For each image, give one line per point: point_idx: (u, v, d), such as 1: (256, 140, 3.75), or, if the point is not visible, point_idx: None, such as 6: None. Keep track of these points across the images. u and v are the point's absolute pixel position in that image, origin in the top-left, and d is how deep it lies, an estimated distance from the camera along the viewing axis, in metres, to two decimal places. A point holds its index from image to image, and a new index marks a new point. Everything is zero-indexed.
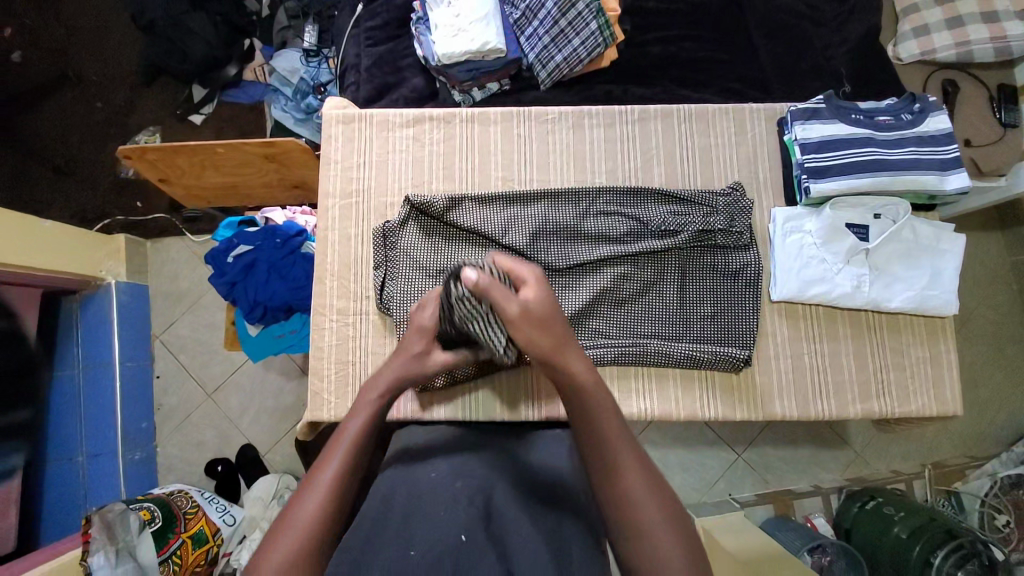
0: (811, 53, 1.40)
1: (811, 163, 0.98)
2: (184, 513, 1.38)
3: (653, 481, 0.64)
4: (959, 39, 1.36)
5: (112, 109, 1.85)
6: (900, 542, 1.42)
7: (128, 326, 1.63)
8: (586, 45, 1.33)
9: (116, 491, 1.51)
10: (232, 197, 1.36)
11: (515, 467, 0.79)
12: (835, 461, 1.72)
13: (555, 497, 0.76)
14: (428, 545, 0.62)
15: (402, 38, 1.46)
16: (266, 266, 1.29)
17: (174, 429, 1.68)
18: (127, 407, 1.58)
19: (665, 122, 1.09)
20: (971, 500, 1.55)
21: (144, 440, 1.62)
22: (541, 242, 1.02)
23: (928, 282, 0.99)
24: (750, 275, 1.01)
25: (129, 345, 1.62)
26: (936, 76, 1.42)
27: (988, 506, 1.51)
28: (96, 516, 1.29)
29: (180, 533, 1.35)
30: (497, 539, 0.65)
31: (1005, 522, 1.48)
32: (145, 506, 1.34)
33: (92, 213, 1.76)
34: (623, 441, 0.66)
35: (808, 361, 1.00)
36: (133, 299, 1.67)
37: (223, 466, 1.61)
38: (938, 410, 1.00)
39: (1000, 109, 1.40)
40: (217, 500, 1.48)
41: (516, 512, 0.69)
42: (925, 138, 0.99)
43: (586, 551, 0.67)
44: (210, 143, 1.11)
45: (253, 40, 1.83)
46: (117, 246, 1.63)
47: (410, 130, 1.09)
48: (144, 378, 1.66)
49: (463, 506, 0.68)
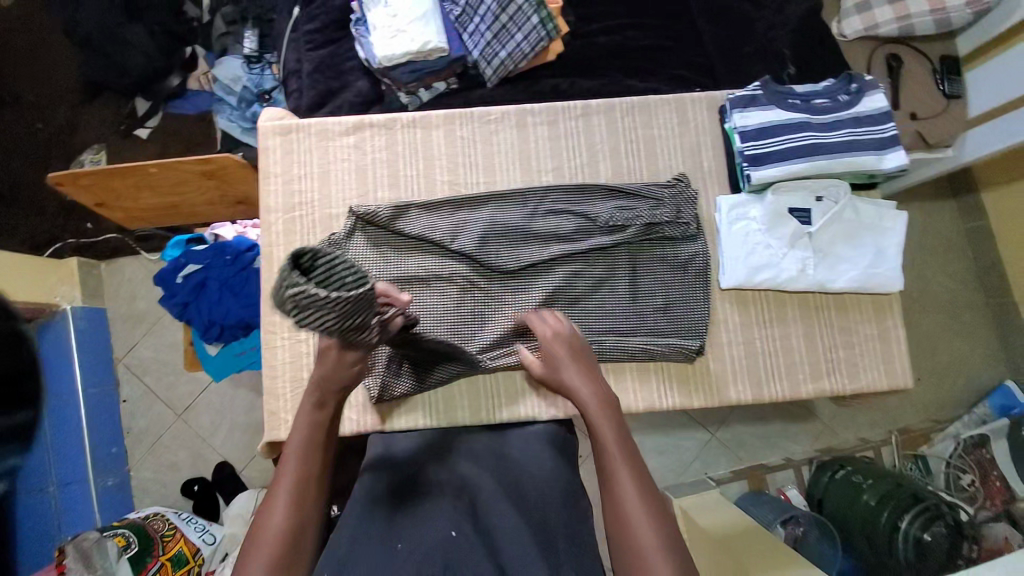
0: (754, 36, 1.41)
1: (750, 150, 0.99)
2: (161, 535, 1.37)
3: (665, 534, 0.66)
4: (899, 14, 1.37)
5: (54, 129, 1.77)
6: (869, 510, 1.46)
7: (88, 351, 1.59)
8: (529, 40, 1.32)
9: (91, 520, 1.49)
10: (177, 217, 1.32)
11: (500, 463, 0.86)
12: (806, 433, 1.75)
13: (515, 504, 0.78)
14: (418, 539, 0.70)
15: (343, 40, 1.42)
16: (218, 284, 1.26)
17: (146, 452, 1.65)
18: (94, 433, 1.55)
19: (608, 116, 1.08)
20: (938, 462, 1.66)
21: (116, 466, 1.60)
22: (491, 245, 1.01)
23: (872, 261, 1.01)
24: (699, 265, 1.02)
25: (91, 371, 1.58)
26: (882, 50, 1.41)
27: (954, 467, 1.62)
28: (70, 546, 1.23)
29: (159, 556, 1.34)
30: (484, 532, 0.73)
31: (970, 482, 1.59)
32: (119, 532, 1.32)
33: (41, 238, 1.69)
34: (636, 489, 0.69)
35: (760, 346, 1.02)
36: (91, 324, 1.62)
37: (199, 485, 1.58)
38: (889, 384, 1.02)
39: (943, 81, 1.40)
40: (196, 520, 1.46)
41: (503, 506, 0.77)
42: (861, 119, 1.01)
43: (568, 543, 0.76)
44: (143, 165, 1.08)
45: (195, 47, 1.78)
46: (71, 269, 1.61)
47: (352, 138, 1.07)
48: (110, 404, 1.62)
49: (452, 503, 0.76)
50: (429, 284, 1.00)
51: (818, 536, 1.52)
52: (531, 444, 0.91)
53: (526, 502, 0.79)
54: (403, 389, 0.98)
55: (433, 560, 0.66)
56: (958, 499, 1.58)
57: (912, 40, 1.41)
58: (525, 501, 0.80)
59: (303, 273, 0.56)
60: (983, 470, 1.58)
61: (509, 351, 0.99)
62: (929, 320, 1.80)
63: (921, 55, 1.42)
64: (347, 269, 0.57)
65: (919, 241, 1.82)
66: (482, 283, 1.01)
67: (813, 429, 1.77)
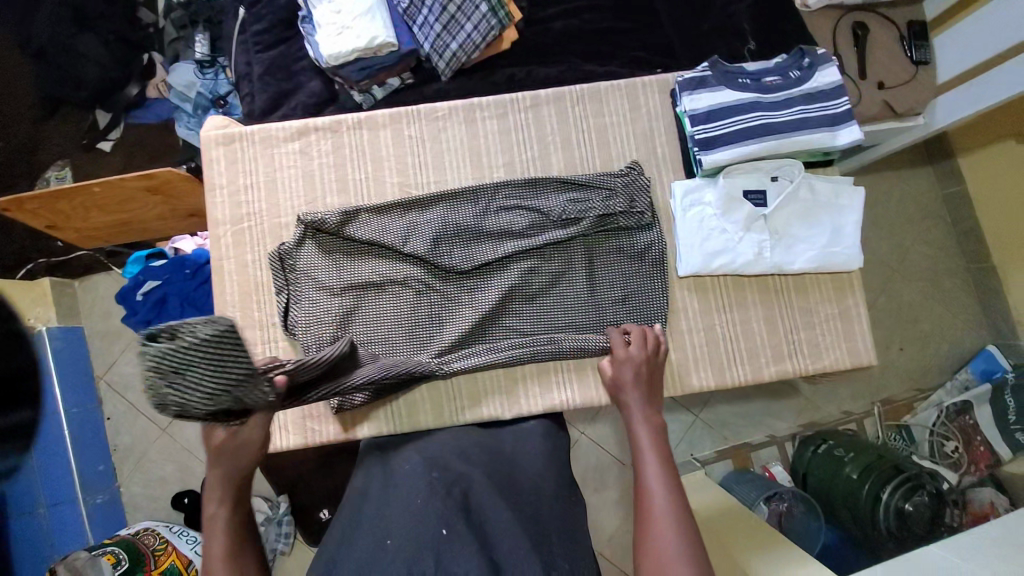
0: (712, 13, 1.38)
1: (700, 134, 0.98)
2: (153, 551, 1.37)
3: (685, 529, 0.70)
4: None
5: (14, 146, 1.67)
6: (852, 484, 1.41)
7: (69, 368, 1.55)
8: (479, 29, 1.28)
9: (82, 539, 1.46)
10: (134, 233, 1.32)
11: (490, 462, 0.85)
12: (788, 408, 1.71)
13: (502, 500, 0.75)
14: (406, 535, 0.70)
15: (293, 40, 1.38)
16: (178, 299, 1.25)
17: (134, 469, 1.62)
18: (81, 451, 1.51)
19: (558, 105, 1.06)
20: (922, 431, 1.60)
21: (105, 484, 1.56)
22: (444, 246, 0.99)
23: (830, 240, 1.01)
24: (655, 254, 1.01)
25: (71, 389, 1.53)
26: (847, 17, 1.30)
27: (937, 434, 1.56)
28: (61, 566, 1.22)
29: (151, 570, 1.33)
30: (476, 526, 0.71)
31: (954, 448, 1.54)
32: (110, 549, 1.31)
33: (11, 260, 1.62)
34: (663, 484, 0.75)
35: (721, 332, 1.01)
36: (68, 342, 1.57)
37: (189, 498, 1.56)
38: (851, 362, 1.02)
39: (910, 47, 1.29)
40: (187, 531, 1.47)
41: (495, 502, 0.75)
42: (813, 95, 0.99)
43: (561, 535, 0.76)
44: (87, 185, 1.07)
45: (153, 53, 1.73)
46: (43, 288, 1.56)
47: (297, 144, 1.05)
48: (95, 422, 1.59)
49: (441, 499, 0.74)
50: (385, 290, 0.99)
51: (804, 509, 1.45)
52: (529, 447, 0.91)
53: (518, 497, 0.78)
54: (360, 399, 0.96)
55: (422, 559, 0.66)
56: (943, 467, 1.53)
57: (878, 6, 1.30)
58: (517, 495, 0.78)
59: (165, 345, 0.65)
60: (966, 436, 1.54)
61: (469, 351, 0.98)
62: (914, 290, 1.73)
63: (887, 22, 1.31)
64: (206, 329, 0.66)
65: (899, 210, 1.75)
66: (437, 285, 1.00)
67: (795, 403, 1.72)
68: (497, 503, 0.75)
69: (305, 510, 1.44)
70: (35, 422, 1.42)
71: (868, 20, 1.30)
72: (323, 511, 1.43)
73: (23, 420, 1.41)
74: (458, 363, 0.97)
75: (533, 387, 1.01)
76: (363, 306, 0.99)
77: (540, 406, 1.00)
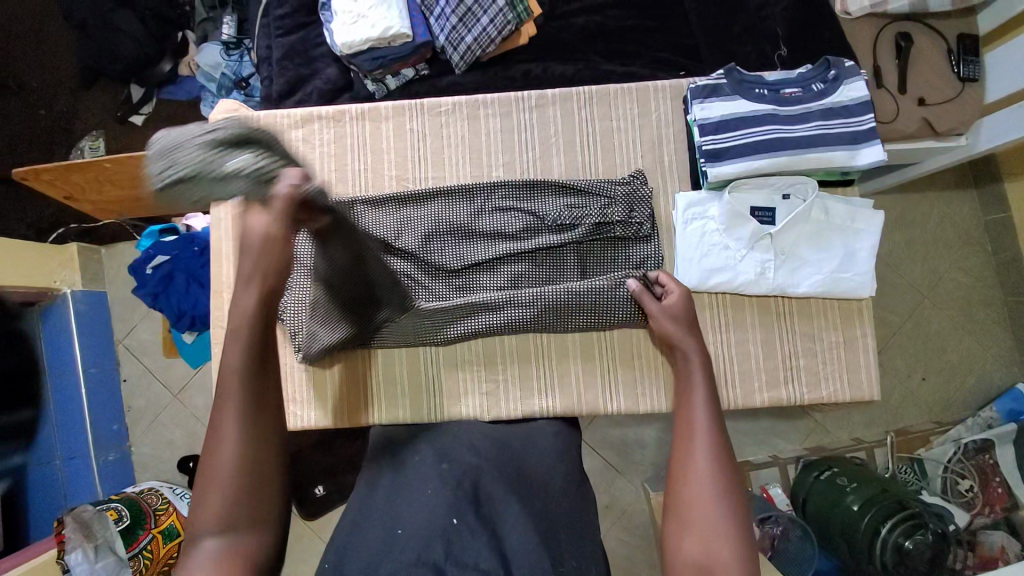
0: (745, 15, 1.29)
1: (709, 145, 0.94)
2: (155, 510, 1.35)
3: (722, 451, 0.65)
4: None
5: (56, 116, 1.73)
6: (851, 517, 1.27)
7: (91, 332, 1.55)
8: (495, 23, 1.25)
9: (93, 492, 1.46)
10: (145, 210, 1.40)
11: (503, 457, 0.84)
12: (796, 429, 1.59)
13: (507, 496, 0.75)
14: (417, 525, 0.70)
15: (314, 25, 1.36)
16: (185, 277, 1.29)
17: (146, 430, 1.61)
18: (95, 411, 1.51)
19: (564, 107, 1.04)
20: (936, 467, 1.45)
21: (118, 442, 1.57)
22: (435, 243, 0.99)
23: (840, 265, 0.95)
24: (651, 268, 0.98)
25: (93, 350, 1.55)
26: (890, 28, 1.21)
27: (952, 472, 1.42)
28: (69, 516, 1.27)
29: (151, 529, 1.32)
30: (487, 520, 0.72)
31: (969, 487, 1.40)
32: (114, 505, 1.32)
33: (46, 223, 1.65)
34: (707, 403, 0.70)
35: (715, 353, 0.97)
36: (92, 307, 1.58)
37: (195, 461, 1.54)
38: (851, 395, 0.98)
39: (959, 61, 1.19)
40: (189, 495, 1.45)
41: (505, 495, 0.76)
42: (834, 110, 0.94)
43: (569, 531, 0.77)
44: (101, 160, 1.16)
45: (186, 32, 1.69)
46: (70, 254, 1.54)
47: (301, 132, 1.06)
48: (110, 383, 1.58)
49: (452, 489, 0.75)
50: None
51: (800, 536, 1.35)
52: (537, 445, 0.90)
53: (532, 492, 0.79)
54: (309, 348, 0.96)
55: (433, 546, 0.66)
56: (954, 506, 1.40)
57: (926, 17, 1.19)
58: (530, 491, 0.79)
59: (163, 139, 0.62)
60: (984, 476, 1.41)
61: (459, 332, 0.98)
62: (944, 318, 1.61)
63: (936, 36, 1.21)
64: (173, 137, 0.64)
65: (938, 234, 1.62)
66: (425, 280, 0.99)
67: (805, 425, 1.60)
68: (505, 499, 0.75)
69: (301, 485, 1.44)
70: (32, 424, 1.45)
71: (914, 32, 1.20)
72: (318, 488, 1.44)
73: (23, 419, 1.43)
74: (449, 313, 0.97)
75: (515, 391, 1.00)
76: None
77: (519, 410, 0.99)
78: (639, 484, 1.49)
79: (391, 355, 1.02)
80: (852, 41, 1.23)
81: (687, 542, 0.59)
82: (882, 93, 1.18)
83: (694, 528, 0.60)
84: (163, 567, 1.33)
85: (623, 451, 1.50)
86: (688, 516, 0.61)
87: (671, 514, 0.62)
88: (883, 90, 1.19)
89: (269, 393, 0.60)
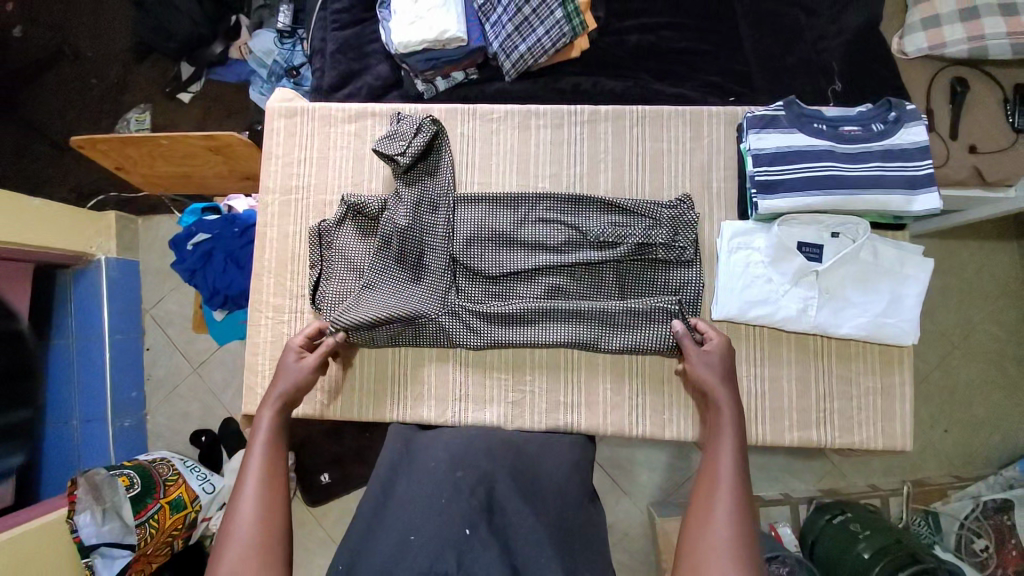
0: (801, 47, 1.27)
1: (761, 176, 0.94)
2: (164, 480, 1.35)
3: (741, 511, 0.72)
4: (973, 33, 1.13)
5: (107, 86, 1.78)
6: (861, 563, 1.23)
7: (120, 301, 1.58)
8: (551, 35, 1.25)
9: (106, 456, 1.48)
10: (190, 187, 1.44)
11: (517, 467, 0.84)
12: (810, 468, 1.55)
13: (520, 510, 0.75)
14: (430, 532, 0.69)
15: (370, 21, 1.38)
16: (223, 256, 1.31)
17: (163, 401, 1.64)
18: (116, 378, 1.54)
19: (616, 124, 1.04)
20: (952, 521, 1.41)
21: (134, 409, 1.59)
22: (475, 248, 1.00)
23: (885, 309, 0.93)
24: (690, 293, 0.98)
25: (118, 318, 1.57)
26: (946, 73, 1.19)
27: (967, 529, 1.37)
28: (82, 478, 1.27)
29: (159, 499, 1.31)
30: (498, 531, 0.71)
31: (985, 547, 1.34)
32: (126, 472, 1.30)
33: (87, 189, 1.69)
34: (733, 467, 0.77)
35: (746, 386, 0.97)
36: (123, 276, 1.61)
37: (207, 437, 1.56)
38: (882, 444, 0.96)
39: (1013, 112, 1.16)
40: (198, 468, 1.44)
41: (518, 504, 0.76)
42: (892, 152, 0.92)
43: (582, 546, 0.77)
44: (157, 137, 1.19)
45: (240, 16, 1.71)
46: (108, 222, 1.59)
47: (352, 126, 1.08)
48: (133, 351, 1.62)
49: (466, 498, 0.73)
50: (409, 259, 1.01)
51: None
52: (555, 459, 0.90)
53: (545, 507, 0.79)
54: (340, 321, 0.95)
55: (445, 557, 0.65)
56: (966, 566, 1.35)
57: (985, 64, 1.17)
58: (541, 500, 0.80)
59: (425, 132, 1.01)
60: (1000, 536, 1.33)
61: (493, 341, 0.98)
62: (975, 371, 1.56)
63: (994, 84, 1.18)
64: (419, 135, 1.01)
65: (976, 284, 1.57)
66: (464, 284, 1.01)
67: (820, 466, 1.56)
68: (518, 510, 0.75)
69: (306, 473, 1.44)
70: (31, 423, 1.38)
71: (971, 78, 1.18)
72: (324, 475, 1.43)
73: (22, 420, 1.36)
74: (487, 322, 0.98)
75: (540, 404, 1.00)
76: (382, 258, 1.00)
77: (543, 424, 0.99)
78: (645, 507, 1.46)
79: (422, 352, 1.02)
80: (908, 83, 1.21)
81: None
82: (934, 137, 1.16)
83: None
84: (168, 538, 1.32)
85: (632, 473, 1.47)
86: (705, 563, 0.67)
87: (686, 558, 0.69)
88: (935, 134, 1.16)
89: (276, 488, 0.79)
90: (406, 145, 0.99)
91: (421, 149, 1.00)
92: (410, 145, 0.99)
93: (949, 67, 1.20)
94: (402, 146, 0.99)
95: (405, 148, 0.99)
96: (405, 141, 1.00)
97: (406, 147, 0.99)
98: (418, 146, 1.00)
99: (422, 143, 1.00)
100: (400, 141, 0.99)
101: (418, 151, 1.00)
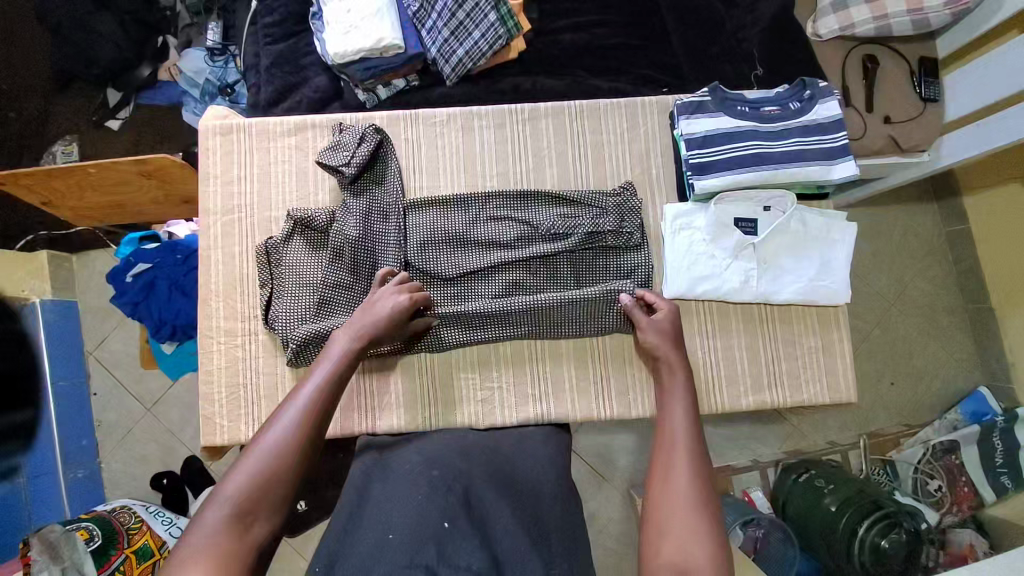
0: (723, 36, 1.34)
1: (695, 159, 0.98)
2: (127, 529, 1.28)
3: (699, 475, 0.72)
4: (877, 13, 1.22)
5: (26, 119, 1.67)
6: (831, 517, 1.30)
7: (61, 344, 1.49)
8: (486, 38, 1.27)
9: (60, 512, 1.39)
10: (125, 215, 1.38)
11: (490, 465, 0.84)
12: (774, 434, 1.60)
13: (500, 505, 0.75)
14: (408, 529, 0.67)
15: (303, 35, 1.36)
16: (167, 285, 1.27)
17: (117, 446, 1.55)
18: (65, 426, 1.45)
19: (556, 120, 1.07)
20: (907, 467, 1.51)
21: (87, 457, 1.50)
22: (431, 251, 1.01)
23: (818, 273, 1.01)
24: (641, 275, 1.01)
25: (61, 362, 1.48)
26: (857, 51, 1.28)
27: (921, 472, 1.48)
28: (35, 538, 1.17)
29: (123, 549, 1.25)
30: (478, 521, 0.71)
31: (938, 487, 1.45)
32: (83, 525, 1.23)
33: (12, 229, 1.56)
34: (686, 430, 0.77)
35: (702, 359, 1.01)
36: (62, 317, 1.52)
37: (169, 478, 1.49)
38: (831, 398, 1.02)
39: (921, 83, 1.26)
40: (163, 513, 1.38)
41: (496, 498, 0.76)
42: (810, 127, 0.99)
43: (561, 534, 0.77)
44: (85, 166, 1.14)
45: (167, 36, 1.65)
46: (40, 262, 1.49)
47: (294, 139, 1.07)
48: (80, 397, 1.52)
49: (444, 494, 0.73)
50: (363, 270, 1.00)
51: (781, 539, 1.31)
52: (531, 452, 0.91)
53: (523, 499, 0.79)
54: (303, 333, 0.94)
55: (424, 551, 0.64)
56: (925, 505, 1.45)
57: (890, 40, 1.26)
58: (515, 490, 0.80)
59: (372, 136, 1.02)
60: (951, 475, 1.46)
61: (457, 341, 1.00)
62: (912, 324, 1.67)
63: (899, 57, 1.28)
64: (366, 141, 1.01)
65: (905, 246, 1.69)
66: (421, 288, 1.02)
67: (784, 429, 1.62)
68: (496, 505, 0.75)
69: None
70: (31, 424, 1.38)
71: (879, 54, 1.28)
72: (299, 504, 1.34)
73: (24, 420, 1.37)
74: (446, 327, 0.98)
75: (510, 398, 1.01)
76: (331, 269, 0.98)
77: (513, 418, 1.00)
78: (625, 491, 1.49)
79: (385, 362, 1.01)
80: (824, 64, 1.29)
81: (664, 558, 0.64)
82: (852, 111, 1.24)
83: (673, 534, 0.66)
84: None
85: (610, 460, 1.51)
86: (670, 527, 0.67)
87: (653, 520, 0.69)
88: (852, 107, 1.25)
89: (320, 429, 0.72)
90: (354, 152, 1.00)
91: (369, 156, 1.01)
92: (357, 153, 1.00)
93: (859, 46, 1.29)
94: (350, 154, 0.99)
95: (353, 157, 0.99)
96: (351, 147, 1.00)
97: (355, 155, 0.99)
98: (366, 152, 1.00)
99: (370, 151, 1.01)
100: (343, 149, 0.99)
101: (365, 156, 1.00)
